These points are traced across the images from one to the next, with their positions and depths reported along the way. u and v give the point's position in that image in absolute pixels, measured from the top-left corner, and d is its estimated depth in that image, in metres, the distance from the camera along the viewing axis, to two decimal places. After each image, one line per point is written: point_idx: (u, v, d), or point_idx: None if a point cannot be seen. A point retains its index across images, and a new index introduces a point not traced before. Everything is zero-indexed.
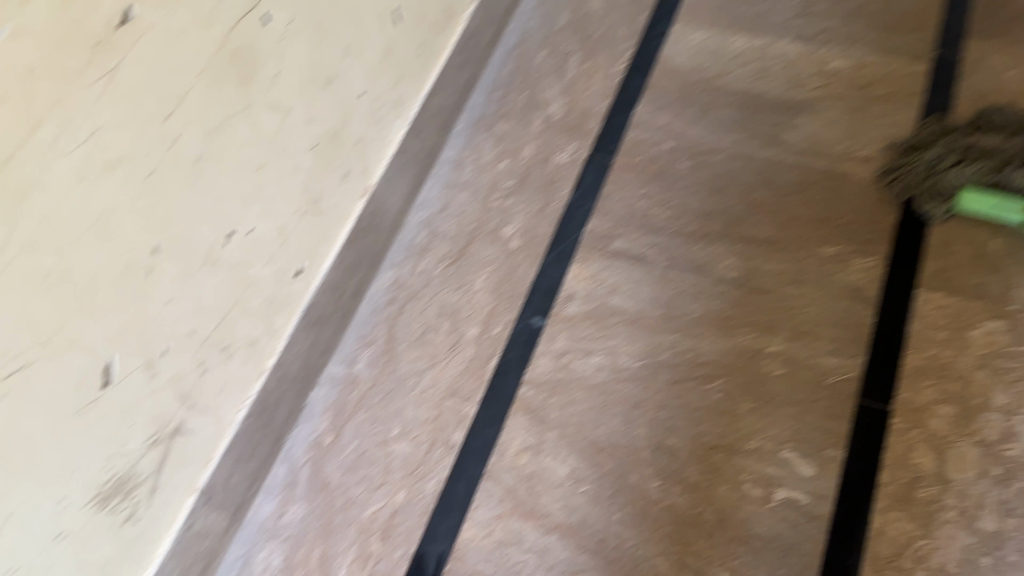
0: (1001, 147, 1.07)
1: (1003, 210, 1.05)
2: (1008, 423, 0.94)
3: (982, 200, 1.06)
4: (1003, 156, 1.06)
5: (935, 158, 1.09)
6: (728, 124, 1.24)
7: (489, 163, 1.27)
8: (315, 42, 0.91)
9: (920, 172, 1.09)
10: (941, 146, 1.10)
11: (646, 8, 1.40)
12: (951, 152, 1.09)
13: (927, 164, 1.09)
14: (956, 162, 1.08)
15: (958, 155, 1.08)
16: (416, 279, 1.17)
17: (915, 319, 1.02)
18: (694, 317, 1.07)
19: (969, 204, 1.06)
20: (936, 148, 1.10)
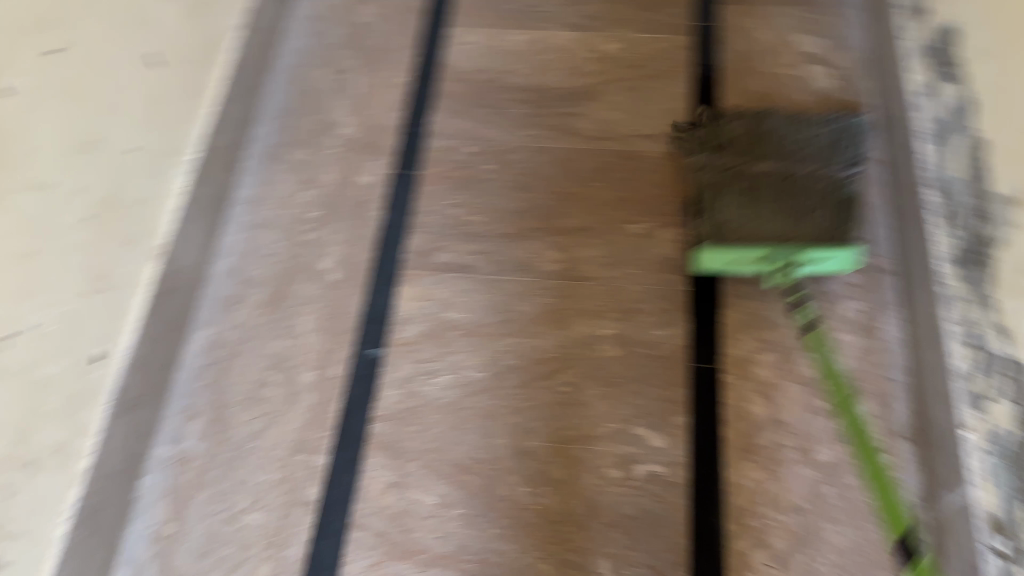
0: (750, 168, 1.07)
1: (738, 265, 1.03)
2: (821, 358, 1.02)
3: (716, 258, 1.03)
4: (751, 176, 1.06)
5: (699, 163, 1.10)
6: (523, 120, 1.25)
7: (289, 196, 1.20)
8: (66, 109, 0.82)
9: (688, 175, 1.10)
10: (701, 154, 1.11)
11: (419, 13, 1.38)
12: (712, 157, 1.10)
13: (693, 167, 1.10)
14: (718, 179, 1.07)
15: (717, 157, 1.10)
16: (234, 334, 1.09)
17: (725, 278, 1.09)
18: (529, 317, 1.08)
19: (709, 262, 1.04)
20: (698, 155, 1.11)
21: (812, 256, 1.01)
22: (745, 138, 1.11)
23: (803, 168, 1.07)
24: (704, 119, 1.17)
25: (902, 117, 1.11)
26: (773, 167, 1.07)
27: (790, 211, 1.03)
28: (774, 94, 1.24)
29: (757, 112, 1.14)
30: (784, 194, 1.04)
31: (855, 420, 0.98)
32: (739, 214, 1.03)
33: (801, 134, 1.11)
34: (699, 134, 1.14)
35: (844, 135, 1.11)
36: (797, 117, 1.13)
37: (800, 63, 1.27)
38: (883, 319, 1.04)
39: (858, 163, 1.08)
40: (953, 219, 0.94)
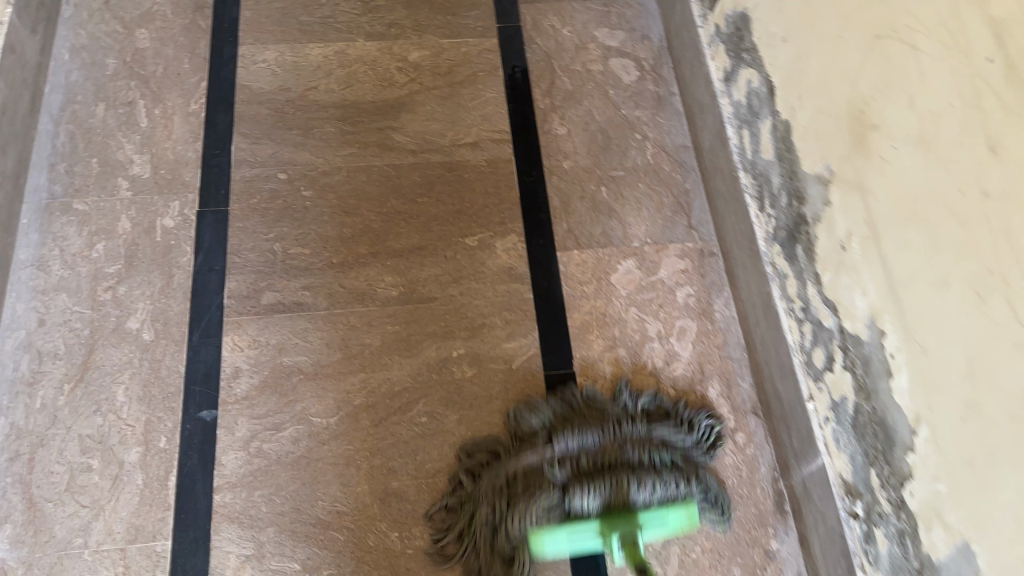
0: (550, 462, 0.89)
1: (578, 540, 0.85)
2: (667, 347, 1.04)
3: (555, 536, 0.84)
4: (557, 480, 0.88)
5: (490, 515, 0.88)
6: (335, 140, 1.18)
7: (80, 252, 1.06)
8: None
9: (487, 537, 0.88)
10: (487, 493, 0.90)
11: (204, 33, 1.26)
12: (499, 495, 0.88)
13: (489, 526, 0.88)
14: (516, 503, 0.86)
15: (517, 508, 0.86)
16: (35, 420, 0.94)
17: (565, 280, 1.08)
18: (374, 349, 1.02)
19: (544, 546, 0.85)
20: (484, 499, 0.90)
21: (646, 518, 0.86)
22: (533, 445, 0.93)
23: (603, 446, 0.92)
24: (472, 456, 0.95)
25: (707, 104, 1.15)
26: (573, 458, 0.90)
27: (608, 487, 0.87)
28: (586, 90, 1.25)
29: (515, 414, 0.97)
30: (608, 490, 0.87)
31: (706, 404, 1.01)
32: (557, 514, 0.86)
33: (591, 411, 0.96)
34: (474, 469, 0.94)
35: (630, 414, 0.96)
36: (556, 401, 0.97)
37: (605, 56, 1.28)
38: (716, 301, 1.08)
39: (659, 428, 0.95)
40: (767, 200, 0.98)
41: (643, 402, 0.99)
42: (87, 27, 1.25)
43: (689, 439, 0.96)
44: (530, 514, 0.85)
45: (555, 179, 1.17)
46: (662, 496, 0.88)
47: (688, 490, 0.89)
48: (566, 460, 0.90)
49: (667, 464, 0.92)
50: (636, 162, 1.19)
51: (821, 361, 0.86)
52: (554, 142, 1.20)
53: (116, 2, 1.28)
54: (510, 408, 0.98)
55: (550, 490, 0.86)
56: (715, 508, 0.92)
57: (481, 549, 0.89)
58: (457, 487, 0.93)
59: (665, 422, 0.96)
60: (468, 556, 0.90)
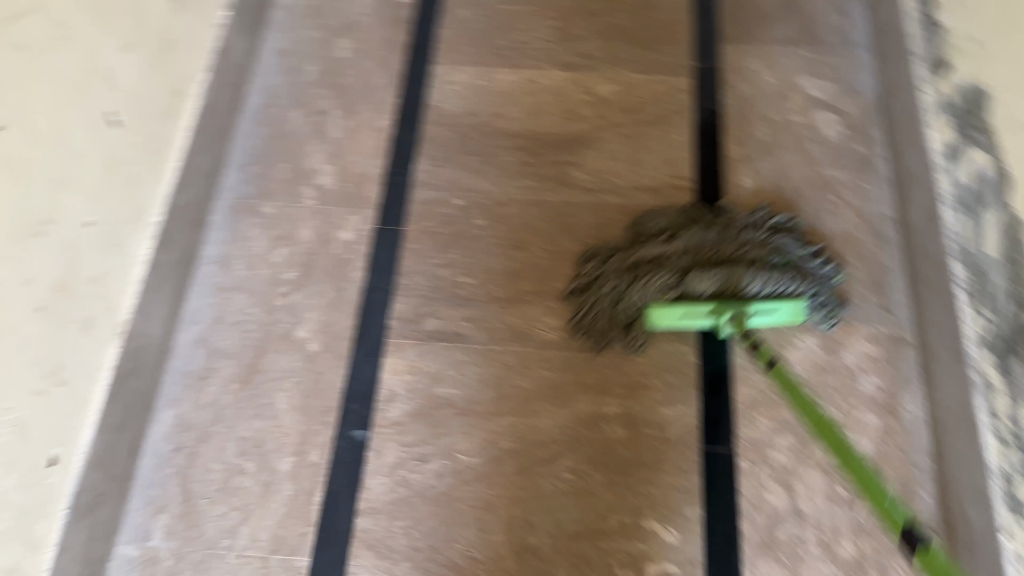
0: (673, 253, 1.00)
1: (693, 317, 0.95)
2: (841, 440, 0.96)
3: (672, 312, 0.95)
4: (677, 266, 0.99)
5: (614, 287, 1.00)
6: (514, 170, 1.16)
7: (262, 255, 1.10)
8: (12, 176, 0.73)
9: (606, 307, 1.00)
10: (612, 273, 1.01)
11: (401, 48, 1.28)
12: (623, 278, 1.00)
13: (611, 298, 1.00)
14: (636, 282, 0.98)
15: (637, 283, 0.98)
16: (202, 415, 0.99)
17: (736, 349, 1.01)
18: (527, 392, 1.00)
19: (663, 319, 0.96)
20: (609, 278, 1.01)
21: (759, 305, 0.95)
22: (658, 240, 1.03)
23: (725, 246, 1.00)
24: (603, 249, 1.06)
25: (921, 177, 1.05)
26: (695, 252, 1.00)
27: (725, 276, 0.96)
28: (783, 144, 1.17)
29: (647, 217, 1.08)
30: (724, 279, 0.96)
31: (879, 511, 0.92)
32: (674, 293, 0.97)
33: (718, 220, 1.05)
34: (603, 256, 1.05)
35: (754, 226, 1.05)
36: (685, 210, 1.07)
37: (808, 108, 1.20)
38: (905, 396, 0.98)
39: (780, 239, 1.02)
40: (983, 299, 0.88)
41: (767, 219, 1.06)
42: (294, 32, 1.30)
43: (807, 256, 1.03)
44: (649, 294, 0.97)
45: None
46: (772, 292, 0.96)
47: (799, 289, 0.97)
48: (687, 254, 1.00)
49: (780, 264, 0.99)
50: (831, 228, 1.10)
51: None
52: (741, 197, 1.13)
53: (324, 11, 1.32)
54: (643, 213, 1.09)
55: (669, 276, 0.97)
56: (823, 311, 1.00)
57: (603, 324, 1.00)
58: (584, 271, 1.05)
59: (786, 235, 1.03)
60: (591, 333, 1.01)
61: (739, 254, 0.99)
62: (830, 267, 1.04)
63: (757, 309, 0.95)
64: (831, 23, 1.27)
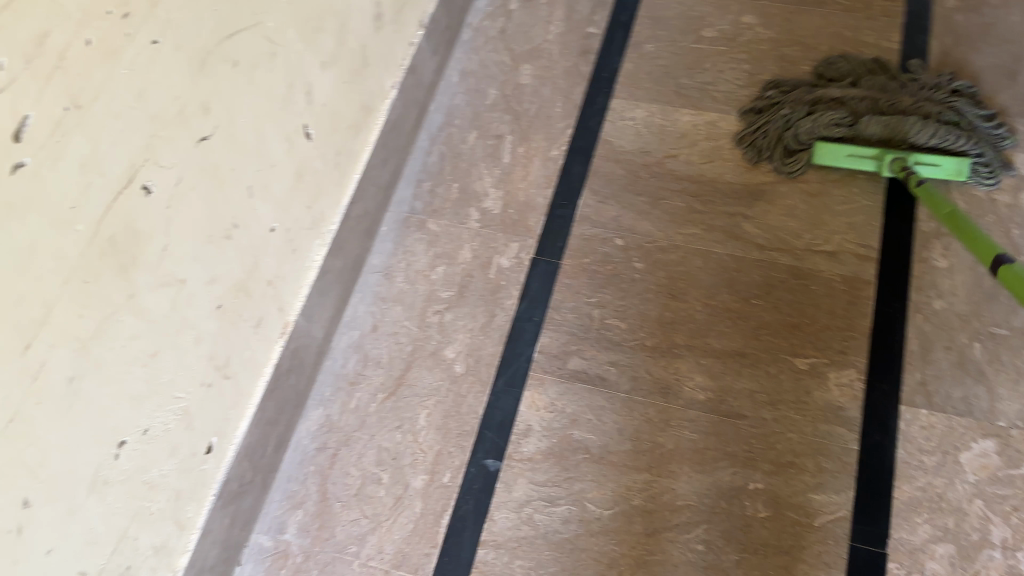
0: (852, 98, 1.13)
1: (858, 156, 1.10)
2: (1009, 563, 0.86)
3: (838, 149, 1.10)
4: (853, 109, 1.12)
5: (787, 115, 1.14)
6: (682, 216, 1.13)
7: (422, 270, 1.13)
8: (200, 172, 0.76)
9: (777, 128, 1.14)
10: (791, 103, 1.15)
11: (582, 79, 1.27)
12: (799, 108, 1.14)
13: (781, 123, 1.14)
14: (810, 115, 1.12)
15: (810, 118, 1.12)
16: (347, 419, 1.02)
17: (901, 442, 0.94)
18: (666, 451, 0.96)
19: (828, 157, 1.11)
20: (787, 107, 1.15)
21: (921, 156, 1.07)
22: (839, 84, 1.17)
23: (902, 100, 1.12)
24: (787, 82, 1.19)
25: None
26: (872, 99, 1.12)
27: (894, 123, 1.09)
28: (982, 222, 1.07)
29: (836, 65, 1.19)
30: (892, 125, 1.09)
31: None
32: (844, 131, 1.11)
33: (901, 78, 1.16)
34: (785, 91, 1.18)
35: (934, 86, 1.14)
36: (872, 65, 1.19)
37: (1017, 186, 1.09)
38: None
39: (956, 100, 1.12)
40: None
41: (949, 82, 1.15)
42: (480, 53, 1.33)
43: (983, 119, 1.11)
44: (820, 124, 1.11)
45: (919, 318, 1.01)
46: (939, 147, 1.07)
47: (965, 147, 1.07)
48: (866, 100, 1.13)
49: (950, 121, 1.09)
50: None
51: None
52: (926, 274, 1.04)
53: (512, 35, 1.34)
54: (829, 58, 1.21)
55: (841, 116, 1.11)
56: (985, 171, 1.08)
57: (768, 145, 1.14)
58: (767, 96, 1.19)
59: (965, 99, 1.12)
60: (754, 146, 1.16)
61: (913, 106, 1.11)
62: (1003, 130, 1.11)
63: (919, 159, 1.07)
64: None
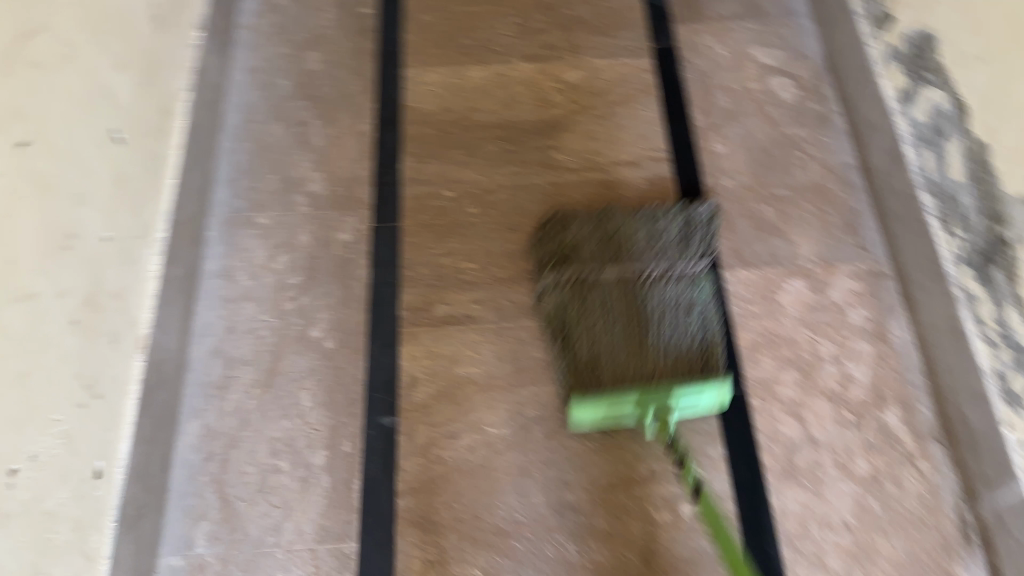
0: (597, 276, 1.02)
1: (614, 415, 0.93)
2: (841, 370, 1.02)
3: (592, 411, 0.93)
4: (601, 306, 1.00)
5: (553, 291, 1.03)
6: (498, 159, 1.21)
7: (263, 264, 1.12)
8: (26, 179, 0.72)
9: (547, 299, 1.04)
10: (551, 282, 1.03)
11: (371, 56, 1.32)
12: (558, 289, 1.02)
13: (551, 291, 1.03)
14: (574, 312, 1.00)
15: (574, 320, 0.99)
16: (228, 421, 1.00)
17: (732, 300, 1.08)
18: (545, 362, 1.04)
19: (582, 414, 0.93)
20: (548, 280, 1.04)
21: (682, 394, 0.92)
22: (587, 253, 1.04)
23: (651, 271, 1.02)
24: (552, 228, 1.08)
25: (875, 122, 1.14)
26: (620, 270, 1.02)
27: (638, 331, 0.97)
28: (744, 110, 1.24)
29: (592, 220, 1.07)
30: (629, 333, 0.97)
31: (884, 427, 0.98)
32: (590, 342, 0.97)
33: (650, 226, 1.06)
34: (554, 249, 1.06)
35: (677, 219, 1.07)
36: (622, 215, 1.07)
37: (763, 75, 1.28)
38: (891, 323, 1.05)
39: (707, 254, 1.05)
40: (950, 222, 0.97)
41: (688, 212, 1.08)
42: (262, 50, 1.32)
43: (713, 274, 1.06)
44: (586, 335, 0.98)
45: (717, 197, 1.17)
46: (694, 349, 0.97)
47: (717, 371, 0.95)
48: (609, 287, 1.01)
49: (706, 291, 1.03)
50: (800, 181, 1.18)
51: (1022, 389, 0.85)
52: (713, 161, 1.20)
53: (289, 27, 1.35)
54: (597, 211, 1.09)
55: (605, 316, 0.99)
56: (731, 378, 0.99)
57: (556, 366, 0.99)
58: (544, 258, 1.06)
59: (711, 252, 1.06)
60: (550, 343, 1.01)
61: (656, 305, 1.00)
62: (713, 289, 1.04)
63: (679, 396, 0.93)
64: None
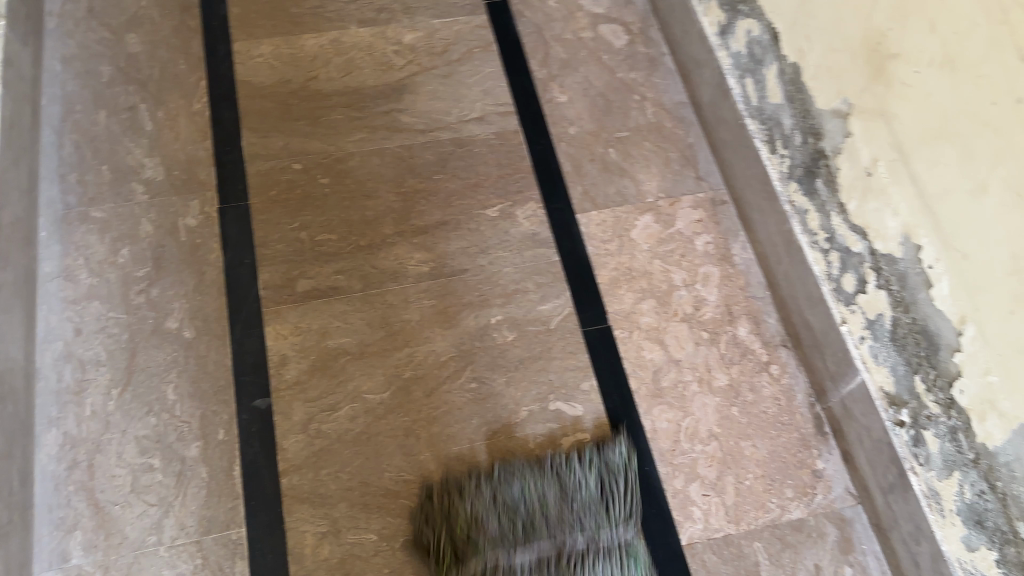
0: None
1: None
2: (694, 294, 1.09)
3: None
4: None
5: None
6: (344, 127, 1.19)
7: (106, 259, 1.05)
8: None
9: None
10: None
11: (196, 33, 1.26)
12: None
13: None
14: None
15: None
16: (89, 426, 0.94)
17: (588, 241, 1.12)
18: (415, 322, 1.04)
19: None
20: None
21: None
22: (491, 530, 0.88)
23: (572, 545, 0.89)
24: (431, 506, 0.91)
25: (700, 59, 1.20)
26: (537, 550, 0.89)
27: None
28: (580, 58, 1.28)
29: (491, 487, 0.91)
30: None
31: (738, 341, 1.06)
32: None
33: (558, 481, 0.93)
34: (449, 537, 0.88)
35: (593, 494, 0.93)
36: (530, 473, 0.93)
37: (593, 23, 1.32)
38: (734, 246, 1.13)
39: (631, 516, 0.93)
40: (773, 143, 1.04)
41: (603, 456, 0.95)
42: (74, 35, 1.23)
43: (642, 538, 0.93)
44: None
45: (563, 145, 1.20)
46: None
47: None
48: None
49: (638, 563, 0.91)
50: (639, 122, 1.23)
51: (851, 285, 0.92)
52: (556, 110, 1.23)
53: (101, 9, 1.26)
54: (493, 468, 0.93)
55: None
56: None
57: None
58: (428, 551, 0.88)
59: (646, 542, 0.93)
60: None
61: None
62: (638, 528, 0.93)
63: None
64: None
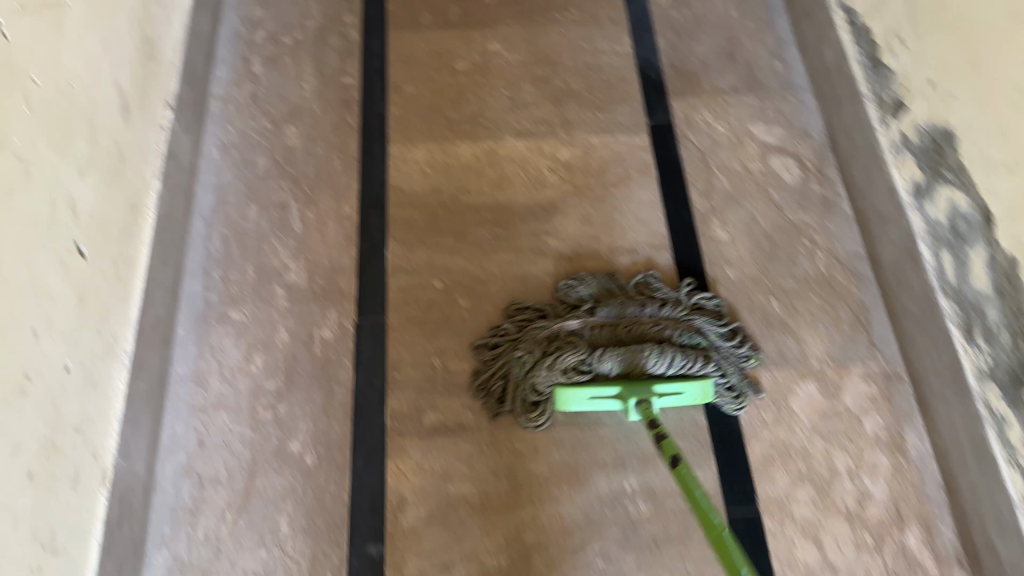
0: (586, 333, 0.98)
1: (599, 400, 0.94)
2: (858, 486, 0.97)
3: (578, 393, 0.94)
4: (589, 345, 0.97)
5: (524, 359, 0.98)
6: (489, 245, 1.14)
7: (239, 366, 1.03)
8: None
9: (518, 376, 0.98)
10: (527, 344, 0.99)
11: (353, 130, 1.24)
12: (535, 348, 0.98)
13: (521, 367, 0.98)
14: (543, 358, 0.97)
15: (546, 361, 0.96)
16: (199, 551, 0.91)
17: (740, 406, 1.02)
18: (544, 477, 0.97)
19: (568, 403, 0.95)
20: (524, 347, 0.99)
21: (662, 390, 0.94)
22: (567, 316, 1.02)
23: (641, 316, 1.00)
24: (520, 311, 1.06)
25: (884, 213, 1.09)
26: (610, 322, 1.00)
27: (628, 358, 0.95)
28: (747, 192, 1.19)
29: (562, 286, 1.06)
30: (628, 365, 0.95)
31: (906, 552, 0.93)
32: (581, 372, 0.96)
33: (635, 293, 1.06)
34: (524, 321, 1.04)
35: (674, 300, 1.04)
36: (607, 276, 1.08)
37: (765, 154, 1.22)
38: (909, 432, 1.00)
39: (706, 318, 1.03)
40: (970, 332, 0.92)
41: (697, 305, 1.06)
42: (236, 122, 1.24)
43: (724, 339, 1.03)
44: (554, 370, 0.95)
45: (721, 290, 1.10)
46: (678, 371, 0.95)
47: (707, 371, 0.97)
48: (600, 339, 0.99)
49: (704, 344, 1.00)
50: (808, 270, 1.12)
51: None
52: (715, 250, 1.14)
53: (264, 97, 1.26)
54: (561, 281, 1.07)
55: (582, 349, 0.96)
56: (729, 394, 0.99)
57: (507, 396, 0.99)
58: (503, 329, 1.04)
59: (718, 335, 1.02)
60: (491, 395, 1.00)
61: (649, 336, 0.98)
62: (723, 336, 1.03)
63: (661, 390, 0.94)
64: (772, 67, 1.30)
